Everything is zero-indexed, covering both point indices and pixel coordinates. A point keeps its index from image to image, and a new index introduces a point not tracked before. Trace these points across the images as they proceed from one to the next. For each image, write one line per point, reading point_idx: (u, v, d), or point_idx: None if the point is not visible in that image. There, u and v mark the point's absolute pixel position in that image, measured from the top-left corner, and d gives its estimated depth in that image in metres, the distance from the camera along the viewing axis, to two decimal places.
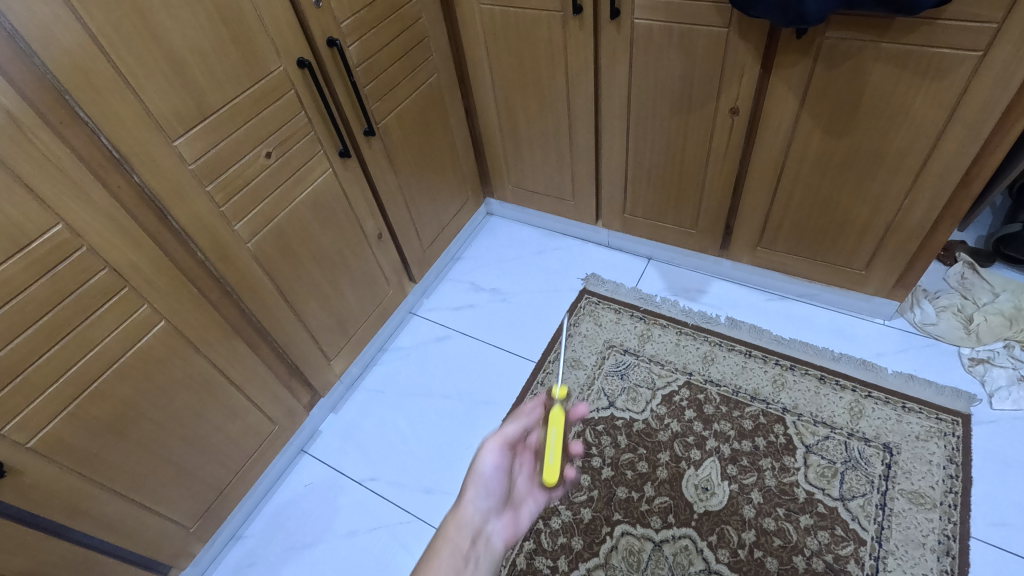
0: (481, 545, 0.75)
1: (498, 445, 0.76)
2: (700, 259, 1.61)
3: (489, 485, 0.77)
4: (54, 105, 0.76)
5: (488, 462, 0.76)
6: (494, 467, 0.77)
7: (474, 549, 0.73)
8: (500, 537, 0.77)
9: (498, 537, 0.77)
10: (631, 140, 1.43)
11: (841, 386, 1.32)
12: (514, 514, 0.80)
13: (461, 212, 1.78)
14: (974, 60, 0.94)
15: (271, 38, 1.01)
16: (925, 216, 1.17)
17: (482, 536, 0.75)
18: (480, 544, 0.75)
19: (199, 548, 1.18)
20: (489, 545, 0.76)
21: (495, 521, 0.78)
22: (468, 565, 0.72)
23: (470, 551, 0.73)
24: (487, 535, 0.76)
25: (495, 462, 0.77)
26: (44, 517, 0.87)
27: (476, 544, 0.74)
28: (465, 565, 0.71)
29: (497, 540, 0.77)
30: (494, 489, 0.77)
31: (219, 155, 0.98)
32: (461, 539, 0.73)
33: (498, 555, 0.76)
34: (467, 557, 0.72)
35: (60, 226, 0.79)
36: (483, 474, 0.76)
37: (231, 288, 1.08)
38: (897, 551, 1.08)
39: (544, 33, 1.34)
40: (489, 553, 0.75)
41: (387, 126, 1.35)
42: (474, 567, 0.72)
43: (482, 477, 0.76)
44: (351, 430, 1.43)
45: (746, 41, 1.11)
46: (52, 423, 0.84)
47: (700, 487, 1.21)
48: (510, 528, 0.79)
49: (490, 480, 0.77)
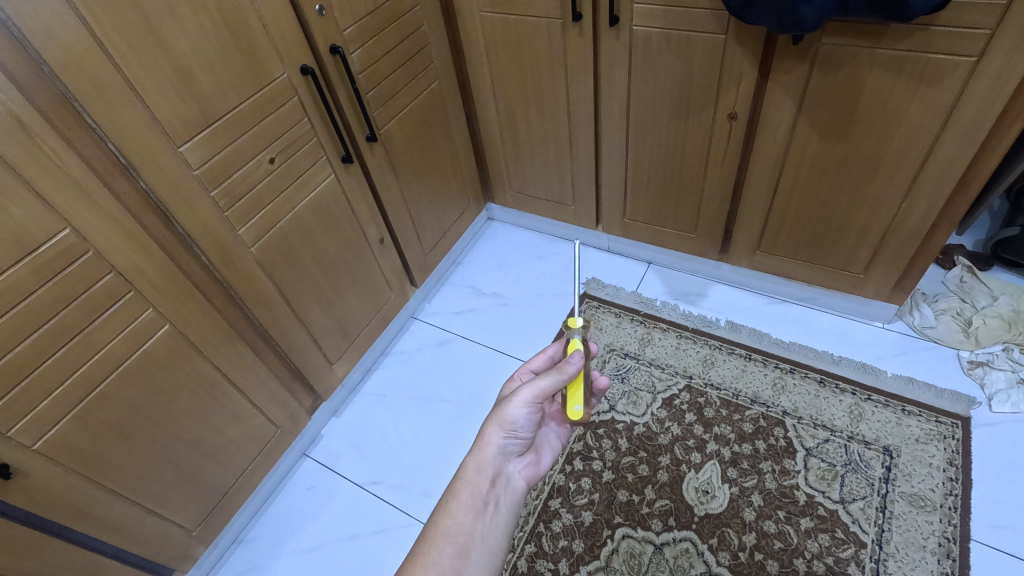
0: (501, 485, 0.80)
1: (530, 398, 0.77)
2: (700, 264, 1.62)
3: (515, 430, 0.80)
4: (62, 112, 0.77)
5: (518, 412, 0.77)
6: (525, 417, 0.78)
7: (493, 491, 0.78)
8: (519, 477, 0.83)
9: (517, 477, 0.83)
10: (631, 146, 1.45)
11: (841, 389, 1.33)
12: (533, 455, 0.86)
13: (462, 217, 1.80)
14: (968, 66, 0.95)
15: (275, 46, 1.02)
16: (922, 220, 1.18)
17: (503, 477, 0.80)
18: (500, 485, 0.79)
19: (202, 552, 1.18)
20: (509, 485, 0.81)
21: (515, 463, 0.83)
22: (488, 505, 0.76)
23: (490, 492, 0.77)
24: (507, 476, 0.81)
25: (526, 413, 0.78)
26: (49, 520, 0.88)
27: (496, 485, 0.79)
28: (484, 504, 0.76)
29: (517, 480, 0.82)
30: (520, 434, 0.80)
31: (224, 161, 1.00)
32: (480, 482, 0.77)
33: (518, 494, 0.81)
34: (487, 498, 0.77)
35: (68, 230, 0.81)
36: (511, 421, 0.78)
37: (235, 292, 1.09)
38: (897, 553, 1.09)
39: (544, 40, 1.36)
40: (508, 494, 0.80)
41: (389, 132, 1.36)
42: (494, 507, 0.77)
43: (510, 424, 0.78)
44: (353, 434, 1.44)
45: (743, 48, 1.13)
46: (58, 426, 0.85)
47: (701, 490, 1.22)
48: (529, 468, 0.85)
49: (517, 426, 0.79)
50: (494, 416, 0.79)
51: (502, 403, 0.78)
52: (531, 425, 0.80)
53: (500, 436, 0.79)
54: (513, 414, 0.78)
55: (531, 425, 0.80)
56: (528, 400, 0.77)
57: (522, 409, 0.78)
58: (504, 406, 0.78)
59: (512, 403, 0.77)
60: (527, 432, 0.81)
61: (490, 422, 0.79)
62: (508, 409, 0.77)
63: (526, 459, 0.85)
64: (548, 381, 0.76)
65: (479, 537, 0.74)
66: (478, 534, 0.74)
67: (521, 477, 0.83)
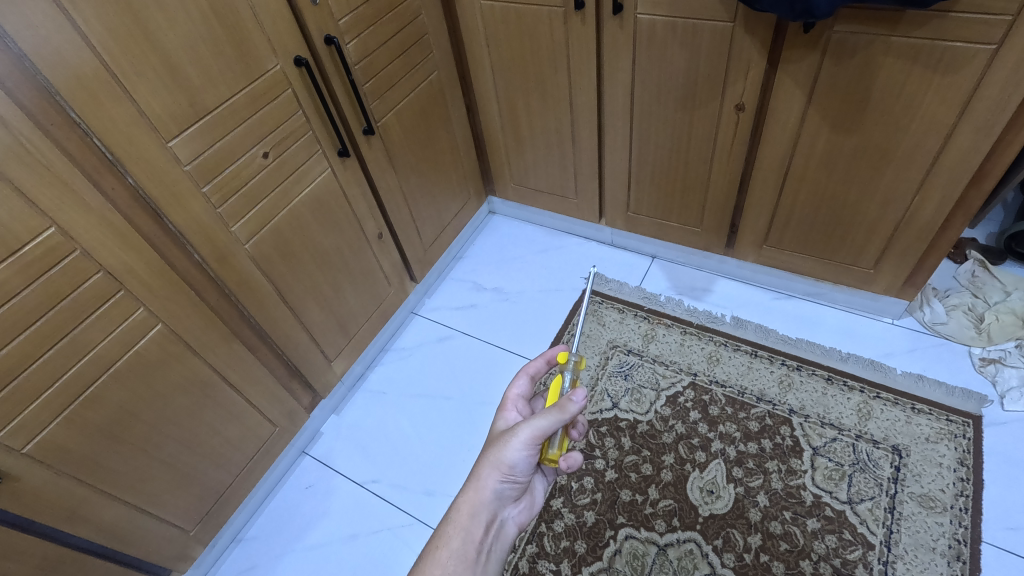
0: (494, 532, 0.77)
1: (528, 438, 0.73)
2: (705, 258, 1.59)
3: (513, 474, 0.76)
4: (45, 107, 0.74)
5: (516, 453, 0.74)
6: (524, 459, 0.75)
7: (487, 538, 0.75)
8: (512, 523, 0.80)
9: (511, 522, 0.80)
10: (635, 137, 1.41)
11: (849, 387, 1.30)
12: (528, 498, 0.84)
13: (463, 210, 1.77)
14: (987, 54, 0.92)
15: (268, 37, 0.99)
16: (936, 213, 1.15)
17: (498, 523, 0.77)
18: (494, 532, 0.77)
19: (200, 551, 1.17)
20: (502, 531, 0.78)
21: (512, 508, 0.81)
22: (480, 554, 0.74)
23: (483, 539, 0.75)
24: (501, 522, 0.79)
25: (524, 455, 0.75)
26: (41, 523, 0.86)
27: (490, 532, 0.76)
28: (476, 554, 0.73)
29: (510, 525, 0.80)
30: (517, 478, 0.77)
31: (214, 156, 0.97)
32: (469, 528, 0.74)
33: (510, 540, 0.79)
34: (479, 546, 0.74)
35: (53, 229, 0.78)
36: (509, 464, 0.75)
37: (228, 289, 1.06)
38: (906, 555, 1.07)
39: (546, 28, 1.32)
40: (500, 541, 0.77)
41: (387, 124, 1.33)
42: (485, 556, 0.74)
43: (508, 466, 0.75)
44: (353, 431, 1.42)
45: (752, 36, 1.09)
46: (47, 429, 0.83)
47: (706, 490, 1.20)
48: (523, 512, 0.82)
49: (515, 470, 0.76)
50: (489, 459, 0.75)
51: (499, 445, 0.75)
52: (529, 467, 0.76)
53: (496, 478, 0.75)
54: (509, 456, 0.75)
55: (529, 467, 0.77)
56: (531, 439, 0.74)
57: (522, 450, 0.74)
58: (501, 448, 0.74)
59: (509, 444, 0.74)
60: (525, 475, 0.78)
61: (487, 466, 0.75)
62: (505, 451, 0.74)
63: (521, 504, 0.82)
64: (547, 420, 0.73)
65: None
66: None
67: (515, 522, 0.81)
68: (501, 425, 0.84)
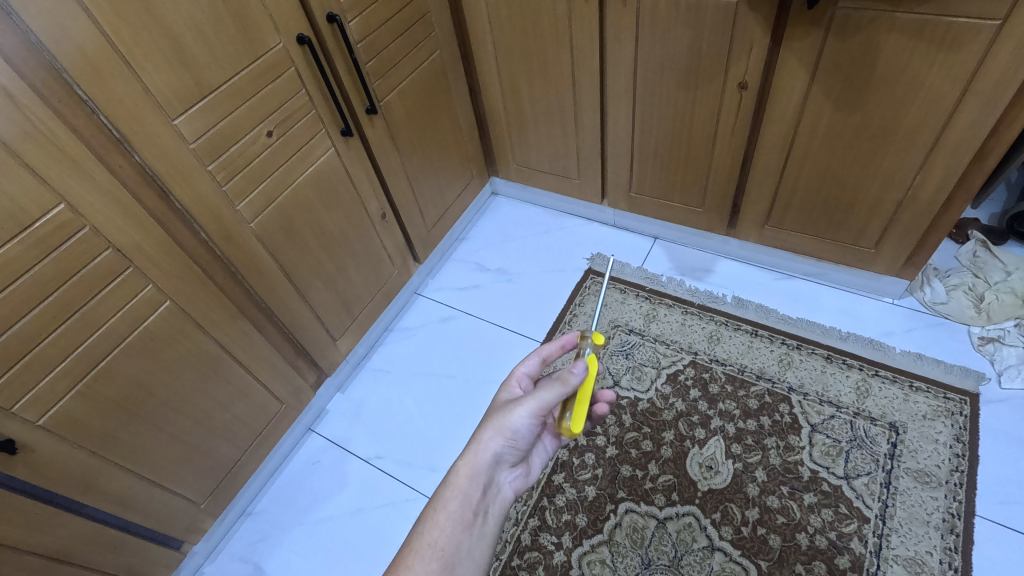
0: (491, 495, 0.77)
1: (533, 409, 0.76)
2: (707, 239, 1.59)
3: (515, 439, 0.77)
4: (52, 84, 0.75)
5: (521, 419, 0.76)
6: (527, 425, 0.76)
7: (484, 501, 0.75)
8: (510, 488, 0.80)
9: (509, 487, 0.80)
10: (637, 117, 1.41)
11: (848, 365, 1.32)
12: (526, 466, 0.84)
13: (466, 191, 1.77)
14: (992, 30, 0.91)
15: (270, 15, 0.99)
16: (938, 192, 1.15)
17: (495, 487, 0.77)
18: (491, 495, 0.76)
19: (210, 524, 1.20)
20: (500, 494, 0.78)
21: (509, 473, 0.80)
22: (478, 516, 0.74)
23: (480, 502, 0.75)
24: (498, 486, 0.78)
25: (528, 423, 0.77)
26: (57, 493, 0.89)
27: (487, 494, 0.76)
28: (473, 515, 0.73)
29: (508, 490, 0.79)
30: (518, 444, 0.78)
31: (220, 134, 0.97)
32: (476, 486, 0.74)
33: (507, 504, 0.78)
34: (477, 508, 0.74)
35: (63, 205, 0.79)
36: (512, 429, 0.76)
37: (235, 268, 1.08)
38: (900, 528, 1.09)
39: (549, 7, 1.31)
40: (498, 505, 0.77)
41: (390, 104, 1.33)
42: (483, 518, 0.74)
43: (511, 432, 0.76)
44: (358, 409, 1.45)
45: (756, 13, 1.08)
46: (62, 402, 0.85)
47: (705, 466, 1.22)
48: (521, 479, 0.82)
49: (519, 436, 0.77)
50: (492, 423, 0.76)
51: (504, 410, 0.76)
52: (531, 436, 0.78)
53: (498, 444, 0.76)
54: (514, 420, 0.76)
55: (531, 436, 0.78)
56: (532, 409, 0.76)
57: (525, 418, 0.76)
58: (506, 413, 0.76)
59: (515, 410, 0.76)
60: (526, 442, 0.79)
61: (489, 426, 0.76)
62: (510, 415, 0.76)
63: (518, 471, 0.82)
64: (548, 392, 0.76)
65: (465, 552, 0.71)
66: (463, 548, 0.71)
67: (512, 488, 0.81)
68: (504, 393, 0.83)
